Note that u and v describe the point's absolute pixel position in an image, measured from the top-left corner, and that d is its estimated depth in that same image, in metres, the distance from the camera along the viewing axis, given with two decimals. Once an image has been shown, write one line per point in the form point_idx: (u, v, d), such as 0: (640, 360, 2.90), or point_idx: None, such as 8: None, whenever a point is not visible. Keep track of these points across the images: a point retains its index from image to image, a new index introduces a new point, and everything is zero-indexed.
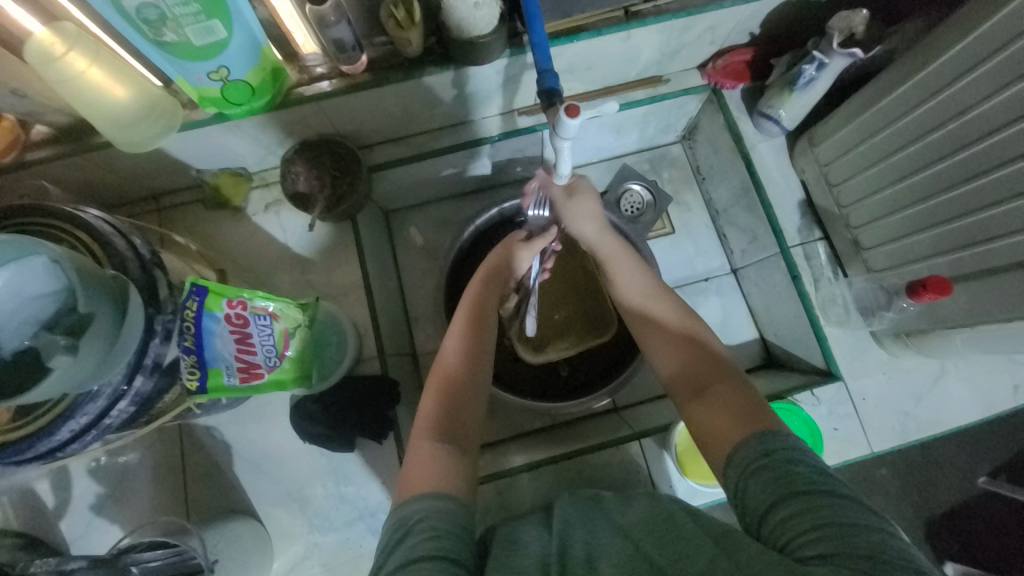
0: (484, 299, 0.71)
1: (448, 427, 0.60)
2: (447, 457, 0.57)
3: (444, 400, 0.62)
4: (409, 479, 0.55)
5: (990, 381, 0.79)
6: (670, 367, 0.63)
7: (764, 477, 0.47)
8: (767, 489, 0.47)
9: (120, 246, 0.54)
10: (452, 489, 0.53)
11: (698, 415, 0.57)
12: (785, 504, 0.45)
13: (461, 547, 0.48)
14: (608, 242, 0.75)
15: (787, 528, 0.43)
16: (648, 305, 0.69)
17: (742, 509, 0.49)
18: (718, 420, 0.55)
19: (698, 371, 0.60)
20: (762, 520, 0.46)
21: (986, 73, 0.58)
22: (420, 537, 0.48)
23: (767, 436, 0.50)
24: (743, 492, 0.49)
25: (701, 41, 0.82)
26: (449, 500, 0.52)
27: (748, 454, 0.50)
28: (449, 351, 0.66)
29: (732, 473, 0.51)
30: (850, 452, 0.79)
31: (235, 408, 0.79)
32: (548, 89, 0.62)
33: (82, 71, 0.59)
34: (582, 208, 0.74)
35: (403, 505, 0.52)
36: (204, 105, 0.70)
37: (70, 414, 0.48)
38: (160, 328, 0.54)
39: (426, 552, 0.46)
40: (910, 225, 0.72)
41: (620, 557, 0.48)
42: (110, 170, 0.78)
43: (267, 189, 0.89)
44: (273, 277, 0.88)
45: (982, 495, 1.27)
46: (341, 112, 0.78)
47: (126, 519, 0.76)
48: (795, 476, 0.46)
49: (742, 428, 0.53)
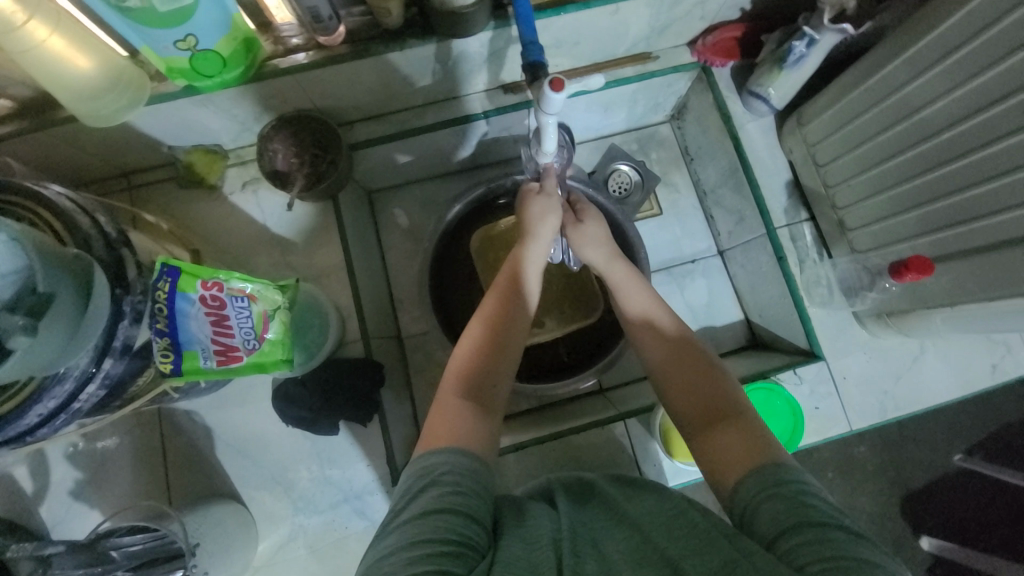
0: (522, 262, 0.69)
1: (479, 386, 0.60)
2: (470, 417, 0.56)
3: (477, 362, 0.61)
4: (431, 432, 0.55)
5: (967, 360, 0.81)
6: (663, 374, 0.62)
7: (778, 505, 0.45)
8: (778, 515, 0.45)
9: (84, 224, 0.52)
10: (474, 447, 0.53)
11: (701, 437, 0.56)
12: (797, 533, 0.43)
13: (480, 506, 0.48)
14: (617, 269, 0.72)
15: (799, 556, 0.41)
16: (666, 319, 0.66)
17: (750, 535, 0.46)
18: (727, 450, 0.53)
19: (714, 395, 0.58)
20: (772, 545, 0.44)
21: (974, 50, 0.57)
22: (440, 489, 0.48)
23: (778, 469, 0.49)
24: (752, 516, 0.47)
25: (691, 15, 0.80)
26: (471, 458, 0.52)
27: (760, 480, 0.48)
28: (486, 310, 0.65)
29: (740, 495, 0.49)
30: (829, 430, 0.80)
31: (216, 392, 0.78)
32: (532, 62, 0.61)
33: (41, 40, 0.56)
34: (589, 234, 0.74)
35: (427, 453, 0.53)
36: (172, 77, 0.67)
37: (37, 397, 0.47)
38: (129, 310, 0.52)
39: (447, 505, 0.46)
40: (895, 205, 0.72)
41: (626, 544, 0.48)
42: (76, 146, 0.74)
43: (244, 167, 0.86)
44: (253, 259, 0.85)
45: (955, 471, 1.31)
46: (320, 87, 0.76)
47: (107, 504, 0.75)
48: (811, 510, 0.44)
49: (748, 460, 0.51)
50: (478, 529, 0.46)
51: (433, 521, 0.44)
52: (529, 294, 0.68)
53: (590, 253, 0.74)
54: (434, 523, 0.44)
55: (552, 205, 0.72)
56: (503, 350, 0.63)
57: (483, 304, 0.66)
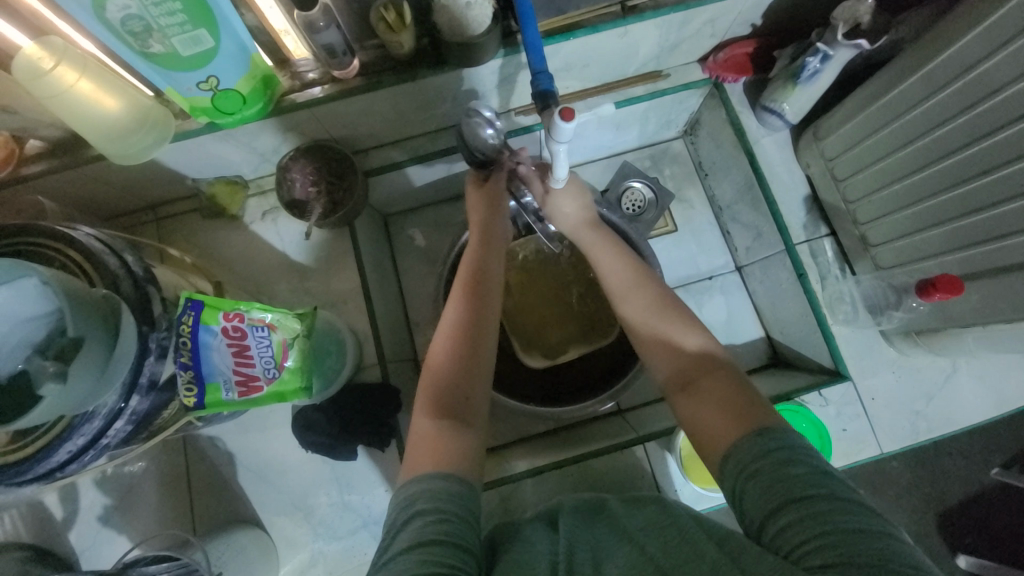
0: (479, 264, 0.71)
1: (461, 375, 0.62)
2: (449, 431, 0.58)
3: (448, 363, 0.63)
4: (418, 457, 0.55)
5: (1002, 378, 0.77)
6: (660, 358, 0.64)
7: (760, 486, 0.47)
8: (764, 496, 0.47)
9: (112, 265, 0.53)
10: (459, 470, 0.54)
11: (693, 407, 0.58)
12: (782, 512, 0.45)
13: (466, 531, 0.48)
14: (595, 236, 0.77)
15: (787, 541, 0.43)
16: (624, 302, 0.70)
17: (742, 515, 0.49)
18: (709, 428, 0.55)
19: (688, 363, 0.61)
20: (763, 529, 0.46)
21: (996, 65, 0.56)
22: (425, 518, 0.48)
23: (761, 436, 0.51)
24: (742, 497, 0.49)
25: (701, 33, 0.79)
26: (456, 482, 0.52)
27: (741, 459, 0.50)
28: (450, 314, 0.66)
29: (729, 475, 0.51)
30: (858, 454, 0.77)
31: (237, 418, 0.79)
32: (542, 91, 0.62)
33: (71, 83, 0.59)
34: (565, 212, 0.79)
35: (409, 481, 0.53)
36: (195, 115, 0.69)
37: (68, 434, 0.48)
38: (154, 346, 0.53)
39: (430, 536, 0.46)
40: (921, 221, 0.70)
41: (626, 561, 0.47)
42: (105, 182, 0.77)
43: (264, 196, 0.88)
44: (273, 285, 0.87)
45: (997, 486, 1.25)
46: (335, 118, 0.77)
47: (134, 529, 0.76)
48: (789, 483, 0.46)
49: (735, 425, 0.53)
50: (468, 558, 0.46)
51: (420, 556, 0.45)
52: (491, 290, 0.69)
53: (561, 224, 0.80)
54: (421, 557, 0.45)
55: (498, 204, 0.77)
56: (474, 348, 0.64)
57: (446, 312, 0.67)
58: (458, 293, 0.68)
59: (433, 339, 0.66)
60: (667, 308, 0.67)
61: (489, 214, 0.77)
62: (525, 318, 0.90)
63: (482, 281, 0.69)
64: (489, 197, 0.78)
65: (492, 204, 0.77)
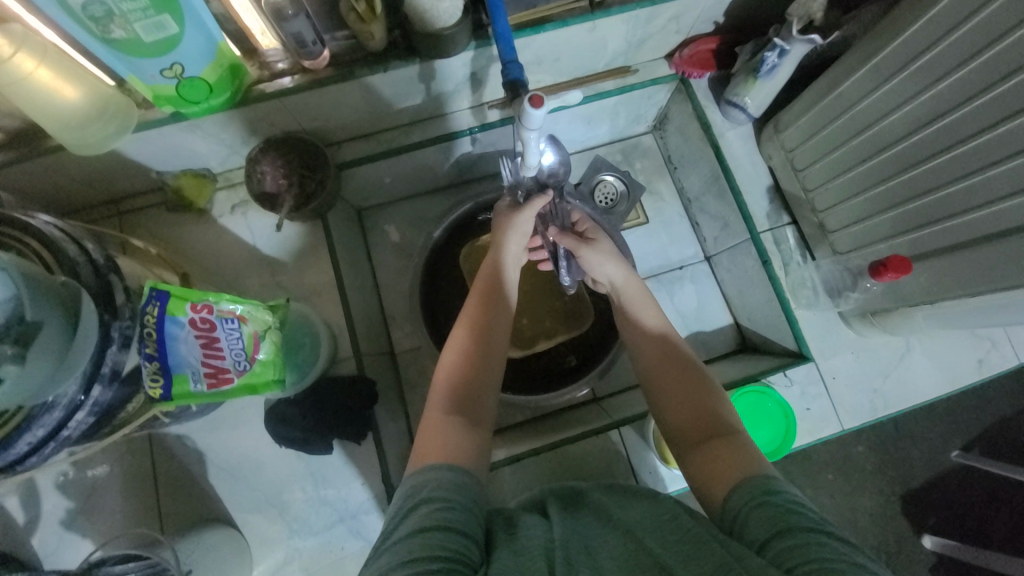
0: (491, 292, 0.71)
1: (466, 419, 0.60)
2: (457, 432, 0.58)
3: (452, 408, 0.61)
4: (422, 450, 0.57)
5: (953, 355, 0.82)
6: (677, 409, 0.65)
7: (765, 513, 0.48)
8: (769, 520, 0.47)
9: (71, 252, 0.52)
10: (460, 462, 0.55)
11: (702, 455, 0.59)
12: (785, 535, 0.45)
13: (470, 518, 0.49)
14: (632, 285, 0.78)
15: (789, 558, 0.43)
16: (642, 354, 0.72)
17: (740, 540, 0.49)
18: (715, 469, 0.57)
19: (706, 419, 0.62)
20: (763, 548, 0.46)
21: (935, 57, 0.60)
22: (430, 506, 0.48)
23: (760, 480, 0.52)
24: (743, 520, 0.49)
25: (667, 30, 0.82)
26: (460, 475, 0.53)
27: (746, 490, 0.51)
28: (451, 360, 0.65)
29: (731, 504, 0.52)
30: (822, 431, 0.81)
31: (207, 416, 0.77)
32: (513, 80, 0.62)
33: (29, 71, 0.57)
34: (603, 251, 0.79)
35: (418, 472, 0.54)
36: (159, 104, 0.68)
37: (27, 426, 0.46)
38: (117, 335, 0.52)
39: (435, 522, 0.46)
40: (874, 207, 0.74)
41: (621, 552, 0.48)
42: (66, 174, 0.74)
43: (233, 189, 0.86)
44: (243, 279, 0.86)
45: (956, 466, 1.32)
46: (305, 109, 0.77)
47: (99, 532, 0.74)
48: (794, 515, 0.47)
49: (732, 474, 0.55)
50: (468, 545, 0.46)
51: (427, 540, 0.44)
52: (497, 329, 0.68)
53: (605, 269, 0.79)
54: (427, 541, 0.44)
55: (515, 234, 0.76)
56: (479, 393, 0.63)
57: (453, 339, 0.68)
58: (465, 324, 0.68)
59: (439, 363, 0.66)
60: (687, 366, 0.68)
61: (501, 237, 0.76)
62: None
63: (494, 312, 0.69)
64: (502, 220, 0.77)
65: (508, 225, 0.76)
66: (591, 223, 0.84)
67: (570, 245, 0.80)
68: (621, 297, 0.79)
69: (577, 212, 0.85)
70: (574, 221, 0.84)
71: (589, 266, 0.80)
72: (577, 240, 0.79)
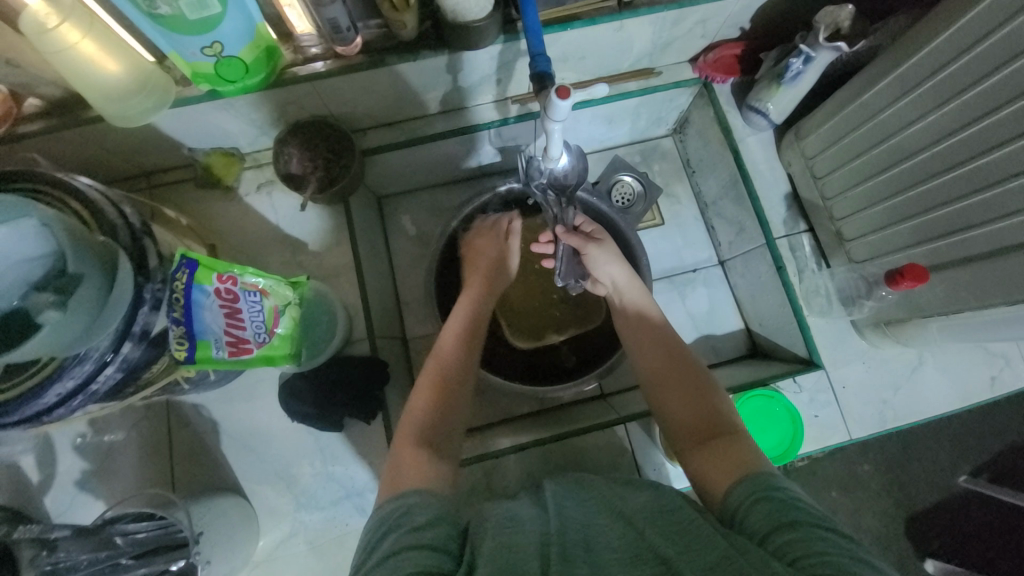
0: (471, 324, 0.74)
1: (435, 451, 0.61)
2: (428, 462, 0.59)
3: (421, 440, 0.62)
4: (395, 479, 0.57)
5: (965, 372, 0.82)
6: (676, 415, 0.65)
7: (765, 508, 0.48)
8: (769, 514, 0.47)
9: (110, 214, 0.54)
10: (429, 489, 0.55)
11: (702, 459, 0.59)
12: (786, 529, 0.45)
13: (451, 536, 0.49)
14: (631, 287, 0.79)
15: (791, 550, 0.44)
16: (641, 359, 0.72)
17: (740, 533, 0.49)
18: (718, 466, 0.57)
19: (704, 423, 0.62)
20: (764, 541, 0.46)
21: (961, 68, 0.60)
22: (401, 532, 0.49)
23: (760, 477, 0.52)
24: (744, 515, 0.50)
25: (693, 33, 0.83)
26: (431, 497, 0.54)
27: (747, 487, 0.52)
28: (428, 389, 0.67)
29: (732, 500, 0.52)
30: (828, 439, 0.80)
31: (223, 387, 0.79)
32: (540, 72, 0.64)
33: (74, 43, 0.59)
34: (609, 253, 0.80)
35: (386, 501, 0.54)
36: (197, 82, 0.70)
37: (57, 376, 0.48)
38: (149, 297, 0.53)
39: (406, 544, 0.47)
40: (891, 216, 0.74)
41: (623, 540, 0.48)
42: (102, 145, 0.77)
43: (260, 169, 0.89)
44: (264, 257, 0.88)
45: (963, 492, 1.30)
46: (335, 94, 0.79)
47: (111, 495, 0.76)
48: (795, 510, 0.47)
49: (734, 473, 0.55)
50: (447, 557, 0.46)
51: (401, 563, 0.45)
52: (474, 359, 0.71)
53: (608, 270, 0.80)
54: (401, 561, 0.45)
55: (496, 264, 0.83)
56: (449, 423, 0.65)
57: (431, 369, 0.69)
58: (444, 354, 0.70)
59: (414, 390, 0.68)
60: (683, 371, 0.68)
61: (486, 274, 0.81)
62: (516, 302, 0.94)
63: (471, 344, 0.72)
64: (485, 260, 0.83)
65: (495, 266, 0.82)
66: (596, 227, 0.85)
67: (576, 243, 0.81)
68: (620, 299, 0.80)
69: (584, 217, 0.86)
70: (578, 224, 0.86)
71: (591, 265, 0.81)
72: (583, 239, 0.81)
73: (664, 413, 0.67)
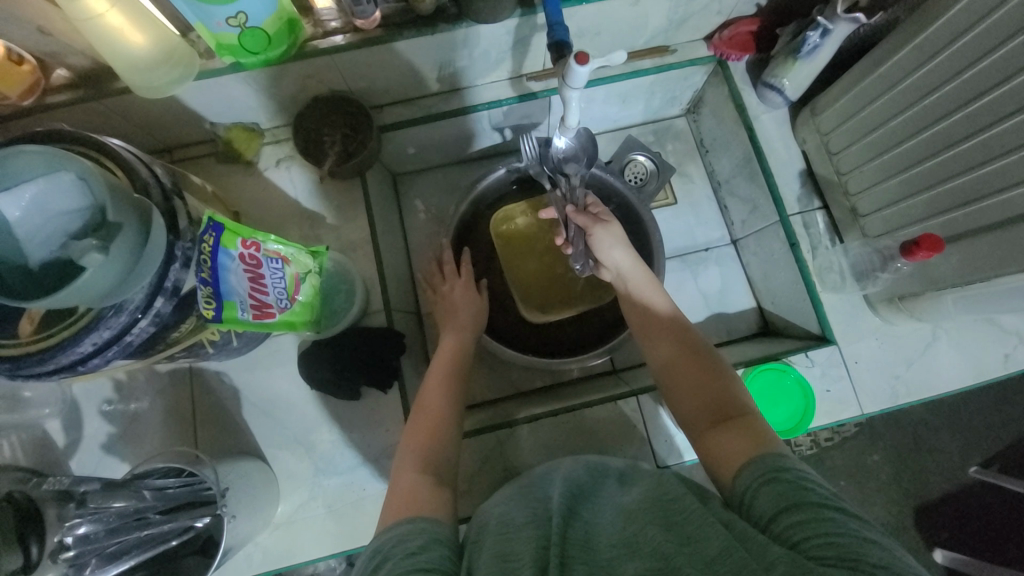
0: (456, 358, 0.76)
1: (437, 476, 0.59)
2: (427, 487, 0.57)
3: (423, 467, 0.60)
4: (397, 505, 0.54)
5: (980, 348, 0.82)
6: (687, 401, 0.66)
7: (774, 490, 0.48)
8: (776, 498, 0.47)
9: (142, 173, 0.56)
10: (438, 513, 0.53)
11: (713, 440, 0.59)
12: (792, 511, 0.45)
13: (444, 551, 0.47)
14: (638, 274, 0.79)
15: (795, 532, 0.43)
16: (652, 348, 0.73)
17: (749, 517, 0.49)
18: (732, 445, 0.56)
19: (713, 408, 0.63)
20: (769, 523, 0.46)
21: (978, 36, 0.60)
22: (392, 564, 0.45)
23: (772, 457, 0.52)
24: (752, 497, 0.49)
25: (708, 10, 0.83)
26: (430, 520, 0.51)
27: (757, 468, 0.51)
28: (428, 420, 0.66)
29: (741, 483, 0.52)
30: (841, 413, 0.81)
31: (244, 355, 0.81)
32: (557, 41, 0.64)
33: (100, 13, 0.60)
34: (614, 234, 0.81)
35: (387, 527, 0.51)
36: (220, 53, 0.72)
37: (94, 325, 0.50)
38: (179, 255, 0.55)
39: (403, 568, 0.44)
40: (907, 188, 0.74)
41: None
42: (127, 117, 0.79)
43: (279, 145, 0.90)
44: (283, 230, 0.90)
45: (974, 482, 1.30)
46: (354, 68, 0.80)
47: (136, 459, 0.78)
48: (803, 492, 0.46)
49: (748, 450, 0.55)
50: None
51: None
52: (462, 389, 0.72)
53: (613, 254, 0.81)
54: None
55: (475, 301, 0.87)
56: (444, 447, 0.64)
57: (429, 398, 0.69)
58: (437, 383, 0.71)
59: (411, 419, 0.67)
60: (691, 358, 0.69)
61: (469, 312, 0.85)
62: (526, 279, 0.95)
63: (458, 374, 0.74)
64: (466, 299, 0.86)
65: (475, 304, 0.86)
66: (602, 206, 0.85)
67: (583, 223, 0.81)
68: (625, 284, 0.80)
69: (592, 197, 0.86)
70: (587, 203, 0.86)
71: (597, 249, 0.81)
72: (590, 219, 0.81)
73: (675, 399, 0.67)
